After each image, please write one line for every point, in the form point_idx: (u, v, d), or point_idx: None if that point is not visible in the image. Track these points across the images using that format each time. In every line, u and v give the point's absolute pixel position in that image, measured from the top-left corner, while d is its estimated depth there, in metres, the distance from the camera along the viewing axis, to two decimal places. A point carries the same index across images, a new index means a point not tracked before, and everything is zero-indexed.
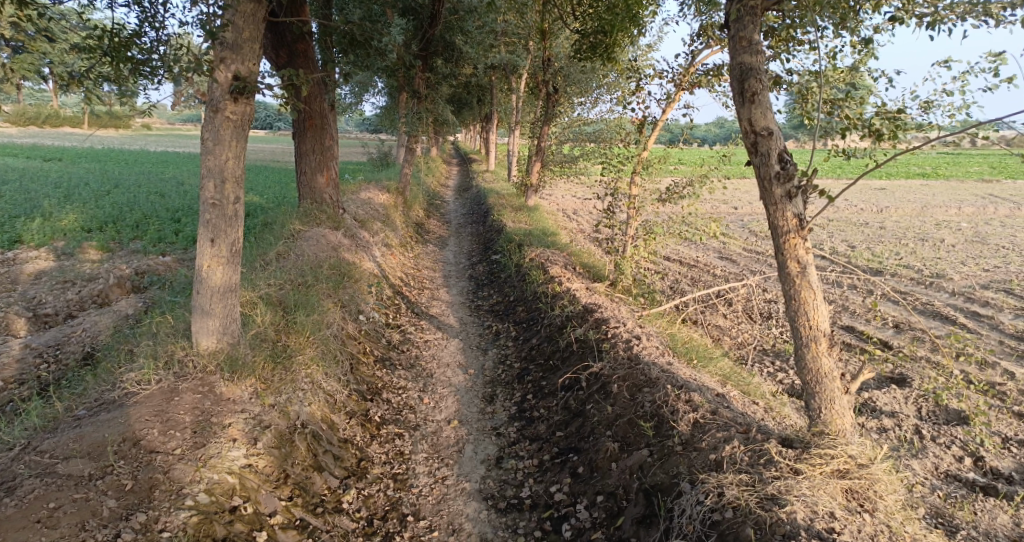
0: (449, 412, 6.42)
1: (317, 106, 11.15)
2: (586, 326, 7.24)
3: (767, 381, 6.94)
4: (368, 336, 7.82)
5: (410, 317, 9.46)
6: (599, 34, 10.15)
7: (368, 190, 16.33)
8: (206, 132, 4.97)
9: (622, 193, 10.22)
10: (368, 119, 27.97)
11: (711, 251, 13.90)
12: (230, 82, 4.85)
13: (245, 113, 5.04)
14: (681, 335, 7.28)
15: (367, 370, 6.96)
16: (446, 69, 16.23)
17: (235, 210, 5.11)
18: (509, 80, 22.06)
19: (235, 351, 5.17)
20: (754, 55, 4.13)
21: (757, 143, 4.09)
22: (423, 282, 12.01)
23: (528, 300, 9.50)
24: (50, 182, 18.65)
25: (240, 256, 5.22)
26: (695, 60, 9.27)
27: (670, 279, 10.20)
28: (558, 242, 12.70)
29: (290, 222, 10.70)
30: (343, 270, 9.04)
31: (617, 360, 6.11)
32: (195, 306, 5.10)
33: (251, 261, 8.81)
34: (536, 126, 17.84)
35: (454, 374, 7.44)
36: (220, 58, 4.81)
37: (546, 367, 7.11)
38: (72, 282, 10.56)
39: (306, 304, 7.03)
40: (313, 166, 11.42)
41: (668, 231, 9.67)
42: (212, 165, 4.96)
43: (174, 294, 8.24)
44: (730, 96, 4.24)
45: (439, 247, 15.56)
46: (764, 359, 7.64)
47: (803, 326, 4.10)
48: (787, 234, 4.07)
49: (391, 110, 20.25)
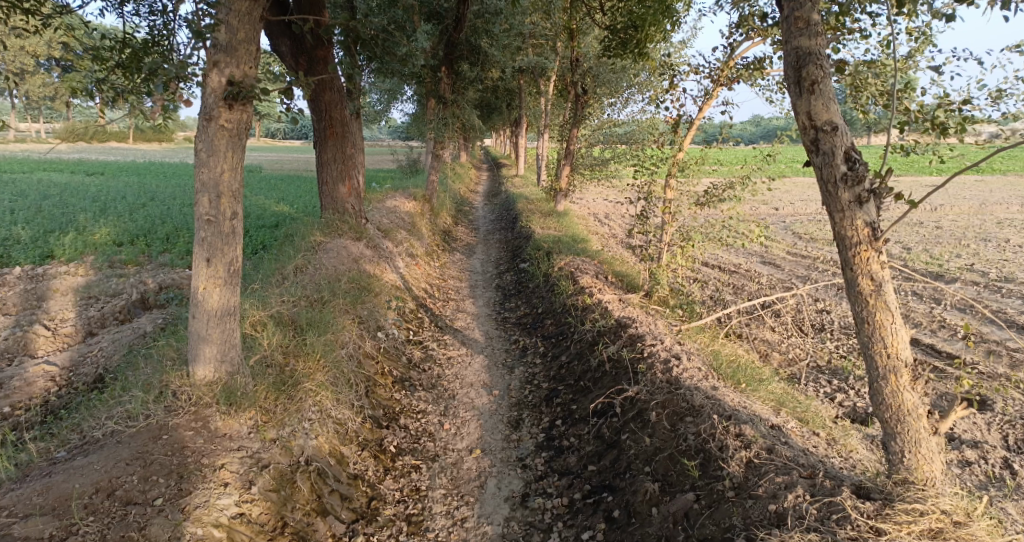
0: (471, 440, 5.90)
1: (336, 114, 10.75)
2: (619, 343, 6.66)
3: (824, 404, 6.24)
4: (387, 355, 7.37)
5: (433, 332, 8.98)
6: (630, 29, 9.56)
7: (395, 199, 16.00)
8: (200, 142, 4.56)
9: (657, 197, 9.60)
10: (397, 127, 27.83)
11: (754, 257, 13.13)
12: (224, 87, 4.46)
13: (241, 120, 4.62)
14: (724, 353, 6.63)
15: (385, 392, 6.49)
16: (472, 73, 15.86)
17: (232, 226, 4.69)
18: (537, 83, 21.57)
19: (233, 381, 4.72)
20: (815, 37, 3.51)
21: (819, 140, 3.48)
22: (448, 293, 11.54)
23: (557, 313, 8.96)
24: (88, 196, 18.85)
25: (239, 277, 4.78)
26: (735, 52, 8.63)
27: (711, 288, 9.53)
28: (590, 250, 12.11)
29: (312, 233, 10.34)
30: (364, 282, 8.63)
31: (654, 384, 5.52)
32: (191, 331, 4.68)
33: (270, 275, 8.46)
34: (566, 129, 17.25)
35: (477, 395, 6.93)
36: (214, 62, 4.43)
37: (576, 388, 6.55)
38: (96, 298, 10.30)
39: (320, 322, 6.60)
40: (334, 175, 11.05)
41: (707, 236, 9.02)
42: (206, 178, 4.56)
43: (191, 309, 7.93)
44: (784, 84, 3.63)
45: (467, 255, 15.09)
46: (819, 377, 6.94)
47: (879, 355, 3.46)
48: (857, 245, 3.43)
49: (418, 117, 19.95)
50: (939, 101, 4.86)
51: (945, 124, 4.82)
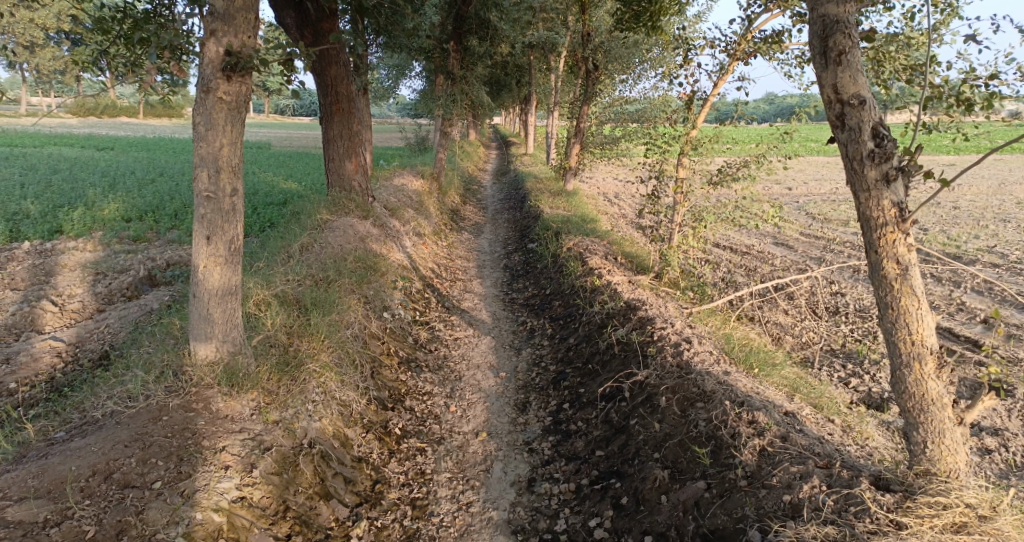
0: (478, 423, 5.82)
1: (343, 89, 10.56)
2: (629, 326, 6.53)
3: (838, 388, 6.10)
4: (393, 335, 7.28)
5: (440, 313, 8.88)
6: (644, 2, 9.29)
7: (403, 176, 15.83)
8: (198, 116, 4.43)
9: (669, 176, 9.39)
10: (405, 103, 27.53)
11: (767, 238, 12.90)
12: (223, 57, 4.32)
13: (241, 93, 4.48)
14: (736, 336, 6.49)
15: (390, 374, 6.41)
16: (482, 48, 15.58)
17: (233, 204, 4.57)
18: (547, 59, 21.22)
19: (235, 362, 4.63)
20: (844, 5, 3.34)
21: (844, 115, 3.32)
22: (456, 273, 11.42)
23: (565, 293, 8.83)
24: (96, 172, 18.75)
25: (241, 255, 4.68)
26: (753, 25, 8.36)
27: (723, 270, 9.36)
28: (600, 230, 11.94)
29: (318, 211, 10.22)
30: (370, 261, 8.52)
31: (664, 368, 5.40)
32: (192, 311, 4.58)
33: (276, 253, 8.36)
34: (576, 106, 16.96)
35: (484, 377, 6.84)
36: (212, 31, 4.29)
37: (584, 371, 6.45)
38: (104, 274, 10.13)
39: (324, 302, 6.51)
40: (341, 152, 10.88)
41: (721, 217, 8.83)
42: (205, 153, 4.43)
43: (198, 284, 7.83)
44: (809, 56, 3.47)
45: (475, 235, 14.95)
46: (833, 361, 6.79)
47: (903, 343, 3.32)
48: (882, 227, 3.28)
49: (427, 93, 19.69)
50: (969, 75, 4.65)
51: (972, 100, 4.62)
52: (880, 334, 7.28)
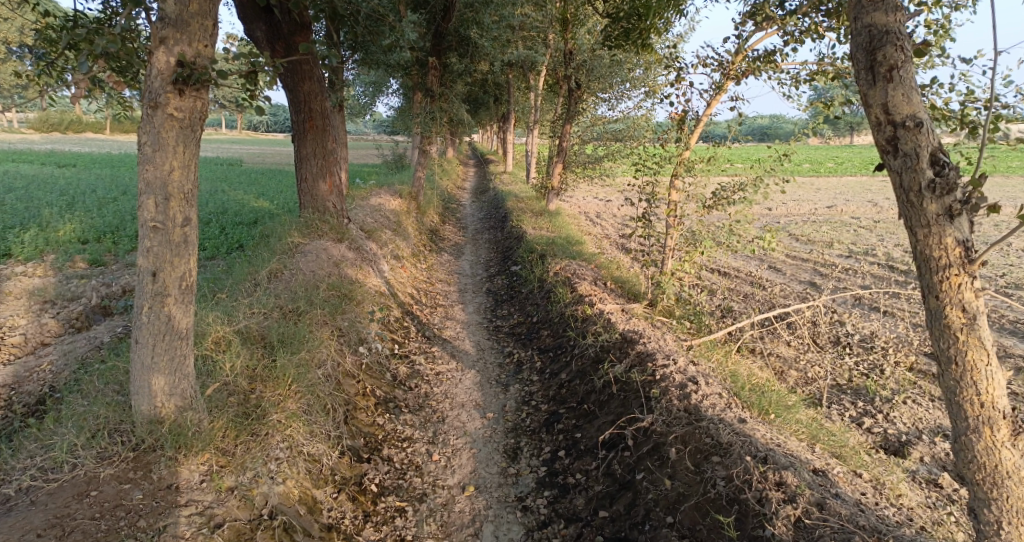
0: (464, 475, 5.25)
1: (317, 105, 9.98)
2: (628, 363, 6.04)
3: (853, 431, 5.62)
4: (370, 372, 6.68)
5: (420, 343, 8.29)
6: (633, 18, 8.91)
7: (380, 196, 15.22)
8: (144, 134, 3.83)
9: (661, 198, 8.96)
10: (381, 120, 27.00)
11: (755, 261, 12.57)
12: (173, 68, 3.76)
13: (195, 109, 3.90)
14: (742, 373, 6.01)
15: (366, 418, 5.82)
16: (461, 65, 15.13)
17: (184, 234, 3.95)
18: (527, 77, 20.91)
19: (185, 418, 4.01)
20: (895, 13, 2.97)
21: (898, 139, 2.93)
22: (436, 298, 10.84)
23: (554, 323, 8.31)
24: (54, 190, 17.77)
25: (194, 293, 4.04)
26: (746, 43, 8.02)
27: (718, 297, 8.92)
28: (586, 252, 11.47)
29: (288, 233, 9.58)
30: (345, 289, 7.91)
31: (671, 413, 4.90)
32: (135, 359, 3.94)
33: (241, 281, 7.71)
34: (557, 125, 16.61)
35: (469, 418, 6.28)
36: (161, 39, 3.72)
37: (580, 412, 5.92)
38: (51, 302, 9.33)
39: (293, 338, 5.88)
40: (314, 172, 10.25)
41: (717, 242, 8.39)
42: (152, 178, 3.82)
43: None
44: (853, 70, 3.08)
45: (455, 256, 14.40)
46: (841, 398, 6.33)
47: (970, 405, 2.90)
48: (945, 268, 2.88)
49: (404, 110, 19.20)
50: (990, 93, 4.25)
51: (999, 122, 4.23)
52: (887, 367, 6.87)
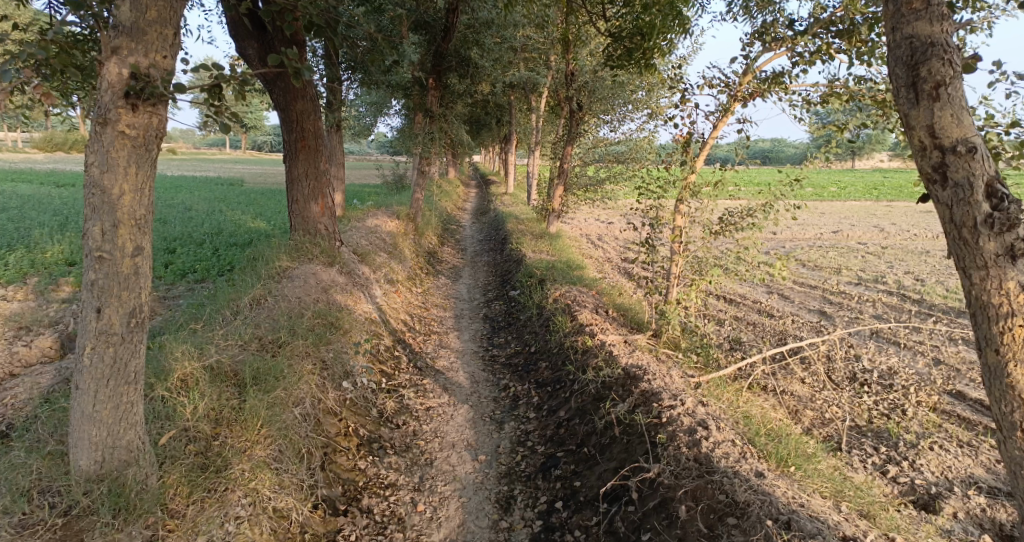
0: (450, 529, 4.80)
1: (309, 125, 9.58)
2: (631, 403, 5.59)
3: (878, 481, 5.17)
4: (354, 408, 6.20)
5: (411, 375, 7.81)
6: (636, 37, 8.56)
7: (376, 217, 14.87)
8: (92, 154, 3.42)
9: (665, 223, 8.52)
10: (383, 141, 26.80)
11: (763, 288, 12.15)
12: (125, 81, 3.36)
13: (151, 126, 3.50)
14: (755, 415, 5.55)
15: (346, 461, 5.36)
16: (462, 86, 14.86)
17: (135, 266, 3.53)
18: (528, 99, 20.69)
19: (126, 478, 3.61)
20: (940, 23, 2.60)
21: (946, 167, 2.57)
22: (431, 324, 10.39)
23: (553, 354, 7.85)
24: (48, 210, 17.42)
25: (143, 331, 3.62)
26: (753, 63, 7.67)
27: (726, 326, 8.47)
28: (587, 278, 11.05)
29: (277, 257, 9.16)
30: (332, 316, 7.46)
31: (679, 463, 4.46)
32: (73, 408, 3.53)
33: (222, 309, 7.27)
34: (558, 146, 16.32)
35: (460, 460, 5.81)
36: (113, 49, 3.35)
37: (579, 456, 5.44)
38: (28, 327, 8.89)
39: (269, 374, 5.42)
40: (305, 194, 9.82)
41: (724, 269, 7.96)
42: (98, 203, 3.41)
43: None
44: (892, 87, 2.72)
45: (452, 279, 14.00)
46: (862, 442, 5.87)
47: None
48: (1007, 318, 2.55)
49: (404, 131, 18.94)
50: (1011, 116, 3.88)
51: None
52: (909, 408, 6.41)
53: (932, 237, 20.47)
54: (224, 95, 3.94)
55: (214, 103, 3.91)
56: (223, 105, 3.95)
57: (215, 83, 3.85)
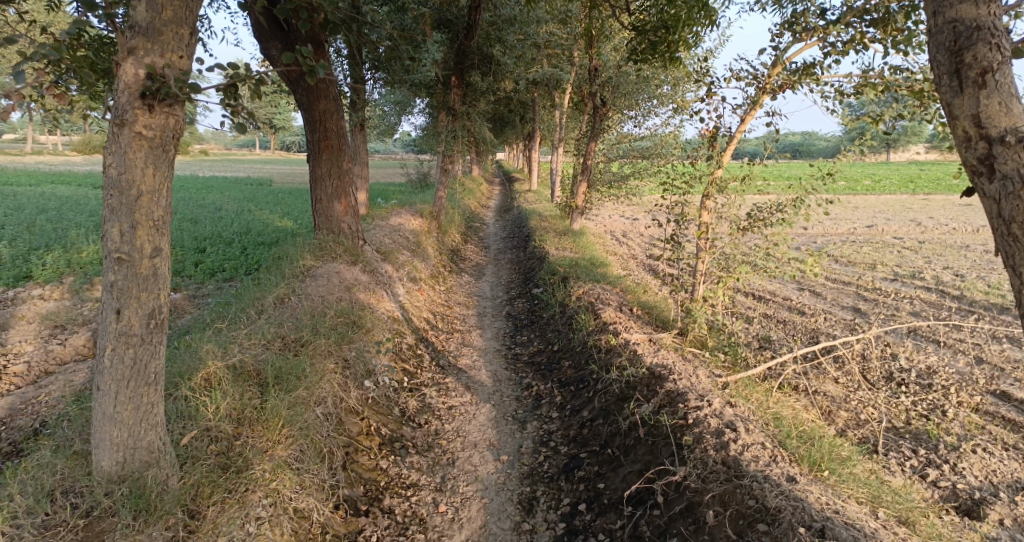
0: (472, 530, 4.74)
1: (332, 125, 9.59)
2: (655, 403, 5.47)
3: (917, 486, 5.00)
4: (376, 407, 6.18)
5: (434, 374, 7.77)
6: (660, 29, 8.38)
7: (400, 215, 14.91)
8: (111, 155, 3.43)
9: (691, 220, 8.36)
10: (407, 139, 26.91)
11: (793, 284, 11.90)
12: (141, 82, 3.37)
13: (167, 127, 3.50)
14: (786, 417, 5.39)
15: (368, 461, 5.34)
16: (485, 83, 14.80)
17: (153, 267, 3.55)
18: (552, 96, 20.58)
19: (145, 480, 3.66)
20: (987, 4, 2.47)
21: (993, 158, 2.45)
22: (454, 322, 10.37)
23: (577, 353, 7.75)
24: (84, 211, 17.82)
25: (161, 332, 3.64)
26: (782, 54, 7.45)
27: (754, 324, 8.28)
28: (611, 275, 10.91)
29: (301, 256, 9.21)
30: (355, 315, 7.45)
31: (705, 465, 4.35)
32: (95, 409, 3.58)
33: (247, 308, 7.30)
34: (582, 142, 16.18)
35: (482, 460, 5.75)
36: (129, 49, 3.34)
37: (603, 458, 5.34)
38: (62, 326, 9.07)
39: (290, 373, 5.42)
40: (328, 193, 9.85)
41: (753, 266, 7.77)
42: (117, 205, 3.43)
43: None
44: (933, 74, 2.61)
45: (476, 277, 13.97)
46: (899, 444, 5.68)
47: None
48: None
49: (428, 129, 18.93)
50: None
51: None
52: (950, 409, 6.19)
53: (971, 232, 19.86)
54: (240, 94, 3.91)
55: (230, 102, 3.88)
56: (238, 104, 3.92)
57: (230, 82, 3.82)
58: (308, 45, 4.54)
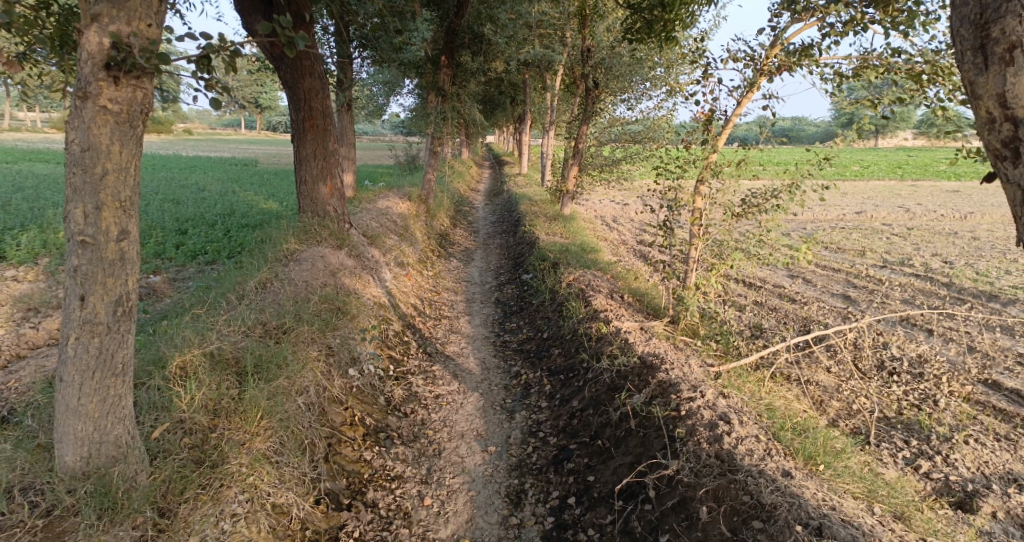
0: (458, 525, 4.61)
1: (318, 104, 9.30)
2: (647, 393, 5.35)
3: (910, 477, 4.91)
4: (361, 396, 6.00)
5: (420, 362, 7.60)
6: (656, 8, 8.14)
7: (387, 198, 14.63)
8: (73, 130, 3.19)
9: (684, 205, 8.19)
10: (396, 121, 26.49)
11: (783, 271, 11.80)
12: (106, 52, 3.13)
13: (134, 101, 3.26)
14: (779, 407, 5.28)
15: (352, 452, 5.18)
16: (475, 64, 14.51)
17: (120, 251, 3.33)
18: (543, 78, 20.28)
19: (111, 478, 3.52)
20: None
21: (1020, 141, 2.33)
22: (441, 308, 10.18)
23: (566, 341, 7.60)
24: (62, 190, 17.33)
25: (130, 320, 3.45)
26: (780, 36, 7.28)
27: (746, 312, 8.16)
28: (601, 261, 10.75)
29: (285, 239, 8.96)
30: (340, 301, 7.23)
31: (698, 459, 4.24)
32: (59, 402, 3.41)
33: (227, 293, 7.07)
34: (573, 125, 15.94)
35: (469, 451, 5.61)
36: (92, 16, 3.09)
37: (592, 449, 5.21)
38: (37, 309, 8.75)
39: (271, 361, 5.22)
40: (314, 174, 9.58)
41: (746, 253, 7.63)
42: (80, 184, 3.20)
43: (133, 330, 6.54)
44: (957, 51, 2.48)
45: (464, 262, 13.77)
46: (891, 434, 5.59)
47: None
48: None
49: (417, 111, 18.56)
50: None
51: None
52: (942, 398, 6.11)
53: (959, 218, 19.88)
54: (214, 67, 3.66)
55: (204, 76, 3.63)
56: (214, 77, 3.68)
57: (204, 54, 3.57)
58: (287, 14, 4.16)
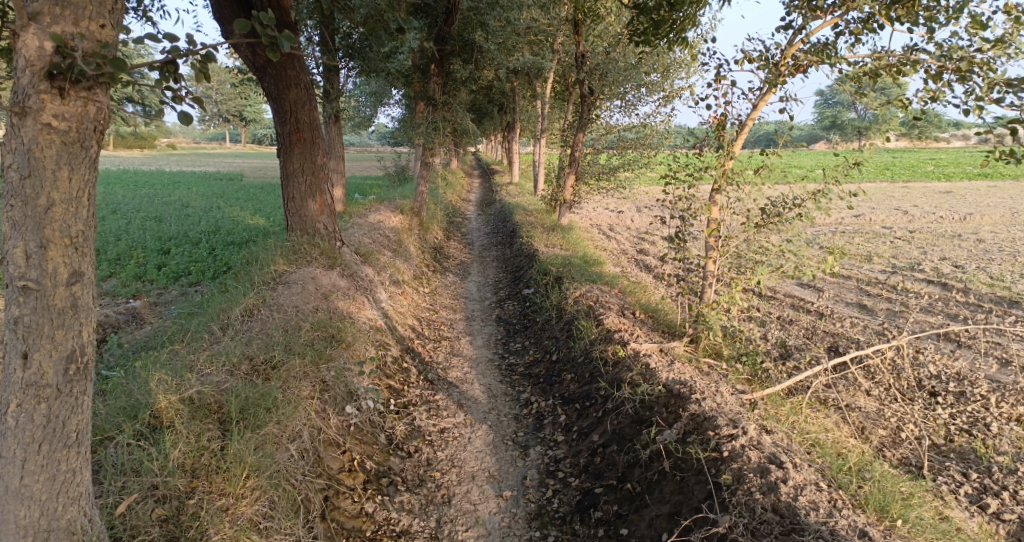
0: None
1: (304, 116, 8.71)
2: (680, 429, 4.80)
3: (981, 520, 4.38)
4: (360, 436, 5.41)
5: (422, 391, 7.01)
6: (663, 8, 7.65)
7: (379, 212, 14.06)
8: (12, 154, 2.62)
9: (699, 216, 7.67)
10: (383, 131, 25.96)
11: (794, 280, 11.30)
12: (49, 59, 2.57)
13: (86, 116, 2.69)
14: (827, 443, 4.75)
15: (351, 506, 4.60)
16: (465, 72, 13.98)
17: (72, 297, 2.76)
18: (533, 85, 19.82)
19: None
20: None
21: None
22: (441, 328, 9.60)
23: (579, 365, 7.04)
24: None
25: (85, 379, 2.87)
26: (797, 35, 6.85)
27: (767, 328, 7.64)
28: (607, 274, 10.21)
29: (272, 260, 8.36)
30: (333, 328, 6.64)
31: (751, 515, 3.72)
32: None
33: (210, 323, 6.46)
34: (567, 132, 15.46)
35: (482, 496, 5.04)
36: (30, 16, 2.54)
37: (622, 495, 4.66)
38: None
39: (258, 405, 4.63)
40: (302, 191, 9.00)
41: (767, 266, 7.12)
42: (20, 218, 2.63)
43: (107, 366, 5.91)
44: None
45: (461, 276, 13.20)
46: (946, 466, 5.06)
47: None
48: None
49: (405, 122, 17.98)
50: None
51: None
52: (993, 423, 5.60)
53: (960, 220, 19.54)
54: (183, 74, 3.09)
55: (172, 85, 3.07)
56: (182, 86, 3.11)
57: (171, 59, 3.01)
58: (270, 10, 3.49)
